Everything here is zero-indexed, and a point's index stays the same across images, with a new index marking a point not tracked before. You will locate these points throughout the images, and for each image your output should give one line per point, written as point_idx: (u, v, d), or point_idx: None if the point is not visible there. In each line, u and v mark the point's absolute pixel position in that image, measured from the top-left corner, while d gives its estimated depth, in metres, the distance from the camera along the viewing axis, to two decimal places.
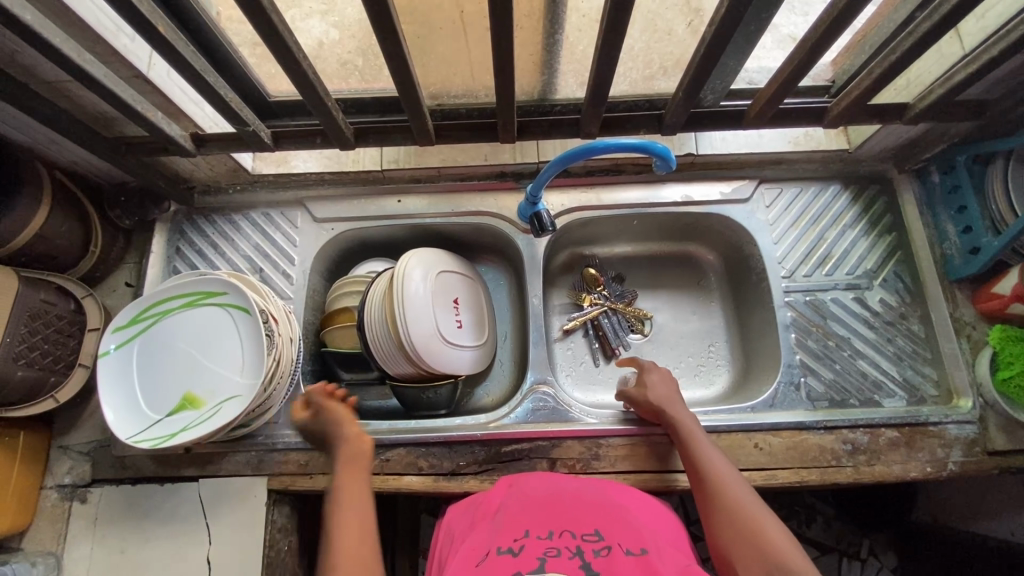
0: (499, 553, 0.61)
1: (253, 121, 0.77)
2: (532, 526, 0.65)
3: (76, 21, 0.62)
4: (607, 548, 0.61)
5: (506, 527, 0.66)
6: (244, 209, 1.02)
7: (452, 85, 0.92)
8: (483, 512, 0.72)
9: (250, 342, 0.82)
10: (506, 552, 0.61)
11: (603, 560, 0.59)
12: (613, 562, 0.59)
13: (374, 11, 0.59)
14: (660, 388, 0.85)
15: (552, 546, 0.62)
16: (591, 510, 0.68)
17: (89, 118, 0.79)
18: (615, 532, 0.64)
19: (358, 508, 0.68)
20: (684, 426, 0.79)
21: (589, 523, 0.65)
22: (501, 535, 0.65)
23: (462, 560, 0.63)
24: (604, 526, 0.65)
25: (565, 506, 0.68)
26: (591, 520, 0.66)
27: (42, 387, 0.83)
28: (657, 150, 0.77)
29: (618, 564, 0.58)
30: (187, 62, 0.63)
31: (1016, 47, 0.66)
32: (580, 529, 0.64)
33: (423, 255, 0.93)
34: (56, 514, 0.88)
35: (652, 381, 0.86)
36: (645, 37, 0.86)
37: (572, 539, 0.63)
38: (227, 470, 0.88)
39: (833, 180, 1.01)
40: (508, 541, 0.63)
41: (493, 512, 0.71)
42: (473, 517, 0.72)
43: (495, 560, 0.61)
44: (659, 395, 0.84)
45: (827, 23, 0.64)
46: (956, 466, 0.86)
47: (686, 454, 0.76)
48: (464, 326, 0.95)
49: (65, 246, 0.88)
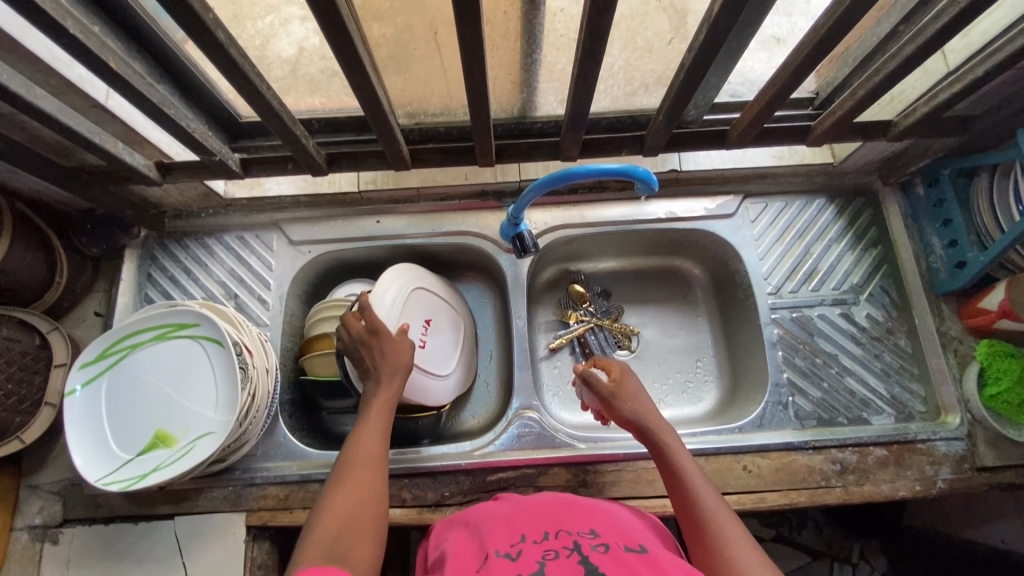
0: (497, 556, 0.57)
1: (220, 150, 0.74)
2: (525, 529, 0.62)
3: (27, 54, 0.59)
4: (604, 545, 0.58)
5: (498, 533, 0.61)
6: (217, 232, 0.99)
7: (430, 103, 0.89)
8: (469, 522, 0.67)
9: (224, 377, 0.79)
10: (503, 554, 0.57)
11: (602, 555, 0.56)
12: (614, 558, 0.56)
13: (339, 43, 0.57)
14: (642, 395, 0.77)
15: (548, 547, 0.58)
16: (582, 513, 0.65)
17: (47, 148, 0.75)
18: (610, 533, 0.61)
19: (378, 434, 0.71)
20: (670, 448, 0.70)
21: (584, 524, 0.62)
22: (496, 539, 0.60)
23: (457, 566, 0.58)
24: (598, 527, 0.62)
25: (556, 511, 0.65)
26: (585, 521, 0.63)
27: (6, 428, 0.80)
28: (639, 174, 0.76)
29: (620, 561, 0.55)
30: (144, 96, 0.60)
31: (1000, 69, 0.65)
32: (576, 528, 0.61)
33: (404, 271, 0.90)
34: (27, 556, 0.85)
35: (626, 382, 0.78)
36: (626, 54, 0.83)
37: (568, 537, 0.59)
38: (203, 506, 0.85)
39: (817, 193, 1.00)
40: (504, 545, 0.59)
41: (480, 520, 0.67)
42: (458, 529, 0.68)
43: (493, 563, 0.56)
44: (634, 410, 0.74)
45: (812, 46, 0.62)
46: (945, 483, 0.86)
47: (675, 488, 0.67)
48: (438, 352, 0.92)
49: (29, 279, 0.85)
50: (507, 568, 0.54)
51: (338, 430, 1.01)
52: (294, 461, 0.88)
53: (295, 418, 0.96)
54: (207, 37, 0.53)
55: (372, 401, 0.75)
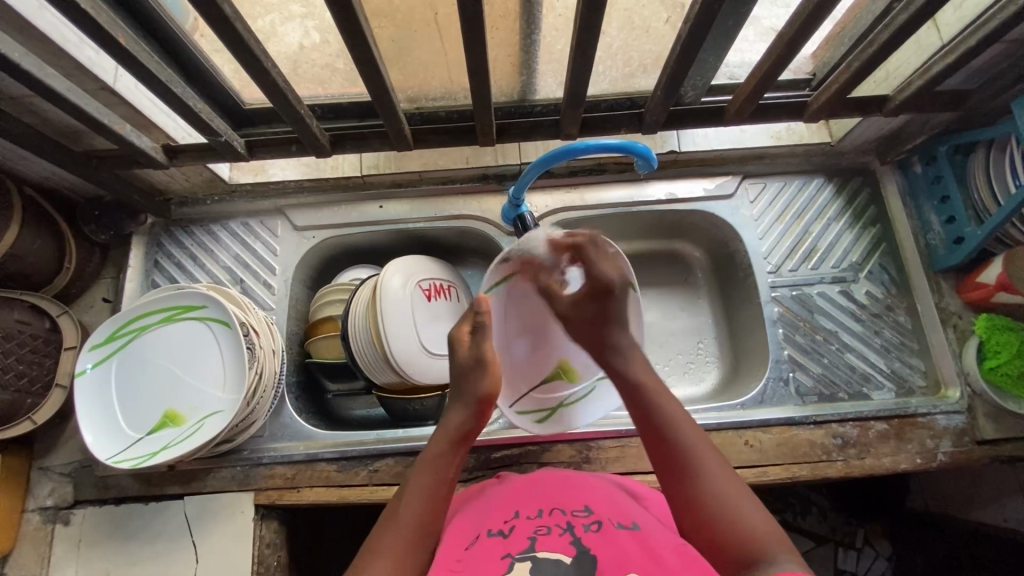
0: (489, 536, 0.57)
1: (225, 131, 0.75)
2: (520, 507, 0.62)
3: (37, 34, 0.61)
4: (597, 523, 0.57)
5: (495, 512, 0.62)
6: (222, 218, 1.00)
7: (431, 87, 0.90)
8: (467, 499, 0.68)
9: (231, 357, 0.80)
10: (496, 533, 0.58)
11: (594, 535, 0.55)
12: (605, 537, 0.55)
13: (340, 16, 0.58)
14: (619, 308, 0.70)
15: (542, 524, 0.58)
16: (577, 488, 0.65)
17: (55, 132, 0.77)
18: (604, 509, 0.60)
19: (432, 478, 0.63)
20: (651, 386, 0.66)
21: (577, 501, 0.62)
22: (490, 518, 0.61)
23: (451, 542, 0.59)
24: (592, 503, 0.61)
25: (552, 488, 0.65)
26: (579, 499, 0.62)
27: (18, 409, 0.82)
28: (639, 150, 0.78)
29: (610, 540, 0.55)
30: (152, 73, 0.62)
31: (993, 37, 0.66)
32: (569, 506, 0.61)
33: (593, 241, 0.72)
34: (38, 537, 0.86)
35: (603, 281, 0.70)
36: (623, 34, 0.85)
37: (562, 515, 0.59)
38: (212, 486, 0.86)
39: (816, 173, 1.01)
40: (498, 524, 0.59)
41: (479, 496, 0.68)
42: (458, 505, 0.68)
43: (485, 543, 0.56)
44: (603, 333, 0.70)
45: (804, 16, 0.63)
46: (946, 456, 0.86)
47: (649, 429, 0.64)
48: (555, 365, 0.80)
49: (39, 264, 0.87)
50: (497, 549, 0.55)
51: (345, 413, 1.03)
52: (301, 441, 0.89)
53: (302, 400, 0.97)
54: (213, 10, 0.54)
55: (441, 433, 0.67)
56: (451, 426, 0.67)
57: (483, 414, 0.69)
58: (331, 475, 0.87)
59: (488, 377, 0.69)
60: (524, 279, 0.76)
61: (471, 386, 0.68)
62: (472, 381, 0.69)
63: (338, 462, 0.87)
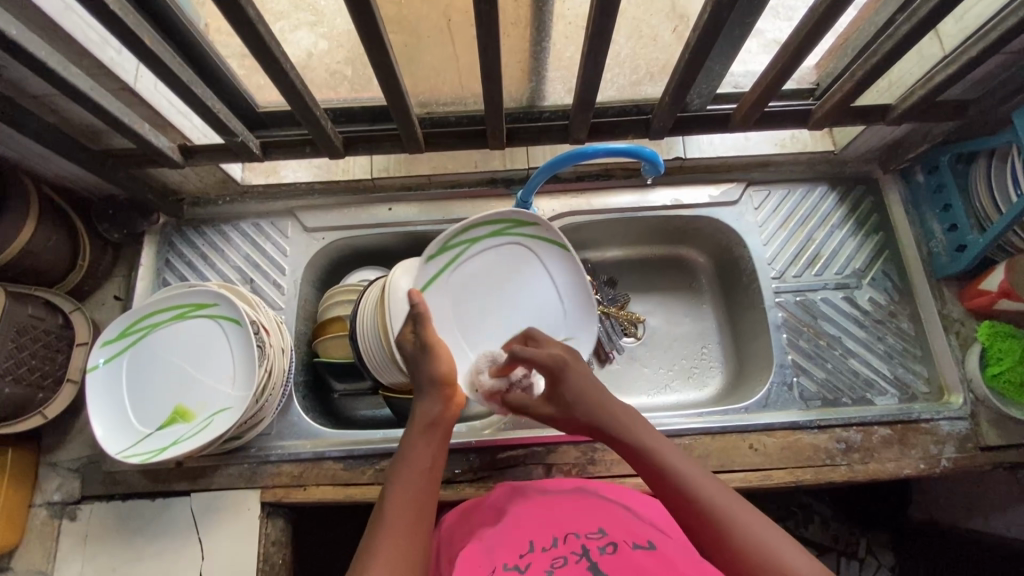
0: (505, 570, 0.56)
1: (241, 132, 0.77)
2: (533, 535, 0.61)
3: (62, 35, 0.63)
4: (612, 545, 0.57)
5: (507, 538, 0.61)
6: (233, 219, 1.01)
7: (441, 92, 0.90)
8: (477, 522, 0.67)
9: (241, 354, 0.81)
10: (512, 567, 0.56)
11: (611, 559, 0.56)
12: (624, 561, 0.55)
13: (360, 20, 0.59)
14: (575, 382, 0.71)
15: (557, 555, 0.57)
16: (590, 511, 0.64)
17: (76, 132, 0.79)
18: (618, 530, 0.60)
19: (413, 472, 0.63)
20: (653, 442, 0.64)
21: (590, 522, 0.61)
22: (503, 547, 0.60)
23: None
24: (605, 524, 0.61)
25: (562, 513, 0.64)
26: (592, 520, 0.62)
27: (29, 403, 0.83)
28: (646, 154, 0.80)
29: (630, 563, 0.55)
30: (174, 74, 0.64)
31: (993, 49, 0.68)
32: (583, 529, 0.60)
33: (525, 217, 0.83)
34: (46, 532, 0.87)
35: (550, 359, 0.72)
36: (631, 43, 0.89)
37: (576, 540, 0.59)
38: (218, 483, 0.87)
39: (820, 181, 1.02)
40: (513, 556, 0.58)
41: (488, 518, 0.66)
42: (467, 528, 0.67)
43: None
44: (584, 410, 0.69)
45: (807, 29, 0.65)
46: (950, 462, 0.87)
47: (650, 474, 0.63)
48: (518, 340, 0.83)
49: (54, 260, 0.88)
50: None
51: (351, 413, 1.04)
52: (309, 440, 0.90)
53: (310, 399, 0.98)
54: (239, 15, 0.57)
55: (412, 429, 0.67)
56: (420, 416, 0.69)
57: (447, 399, 0.70)
58: (337, 473, 0.87)
59: (439, 359, 0.72)
60: (453, 266, 0.83)
61: (424, 372, 0.71)
62: (426, 368, 0.72)
63: (344, 461, 0.88)
